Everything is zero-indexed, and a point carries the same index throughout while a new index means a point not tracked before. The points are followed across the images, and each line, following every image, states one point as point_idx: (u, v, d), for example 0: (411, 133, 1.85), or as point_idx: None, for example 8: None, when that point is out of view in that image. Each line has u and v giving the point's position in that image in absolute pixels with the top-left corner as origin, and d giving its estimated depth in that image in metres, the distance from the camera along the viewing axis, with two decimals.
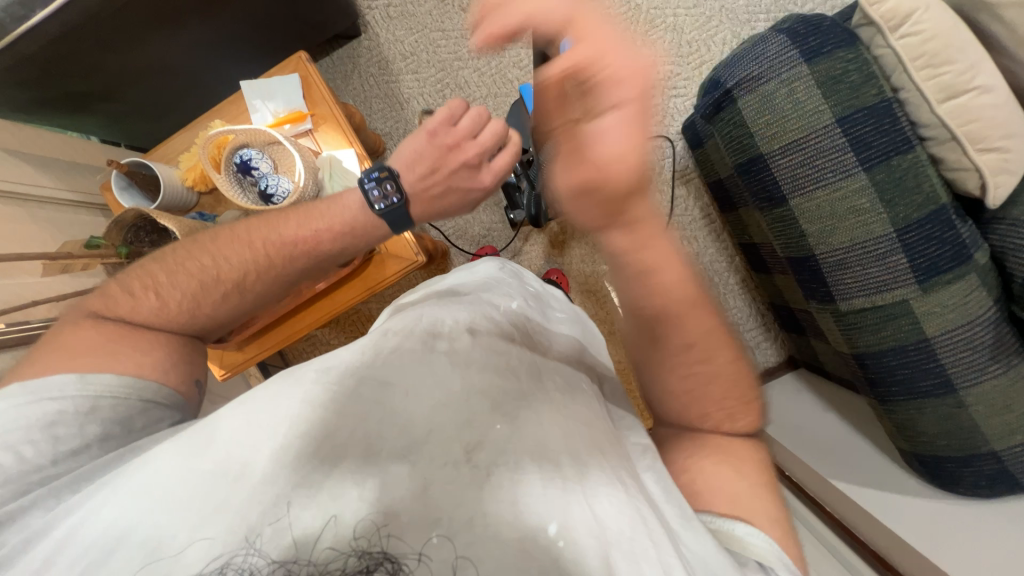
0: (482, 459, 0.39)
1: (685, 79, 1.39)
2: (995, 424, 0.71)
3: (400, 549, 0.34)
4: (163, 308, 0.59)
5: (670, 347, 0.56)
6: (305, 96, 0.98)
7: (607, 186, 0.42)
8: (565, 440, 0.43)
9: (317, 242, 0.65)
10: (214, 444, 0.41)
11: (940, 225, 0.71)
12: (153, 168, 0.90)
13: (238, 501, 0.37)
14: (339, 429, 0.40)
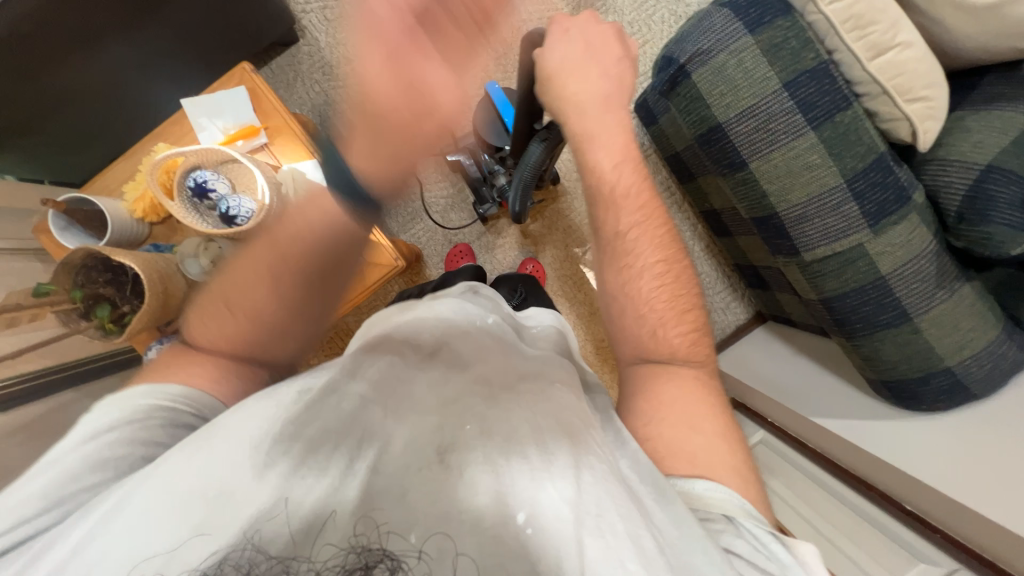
0: (452, 459, 0.42)
1: None
2: (947, 344, 0.80)
3: (400, 544, 0.36)
4: (224, 341, 0.65)
5: (631, 236, 0.66)
6: (256, 110, 0.93)
7: (579, 43, 0.68)
8: (533, 434, 0.46)
9: (305, 242, 0.67)
10: (210, 453, 0.43)
11: (880, 172, 0.78)
12: (96, 202, 0.83)
13: (219, 511, 0.39)
14: (324, 446, 0.43)
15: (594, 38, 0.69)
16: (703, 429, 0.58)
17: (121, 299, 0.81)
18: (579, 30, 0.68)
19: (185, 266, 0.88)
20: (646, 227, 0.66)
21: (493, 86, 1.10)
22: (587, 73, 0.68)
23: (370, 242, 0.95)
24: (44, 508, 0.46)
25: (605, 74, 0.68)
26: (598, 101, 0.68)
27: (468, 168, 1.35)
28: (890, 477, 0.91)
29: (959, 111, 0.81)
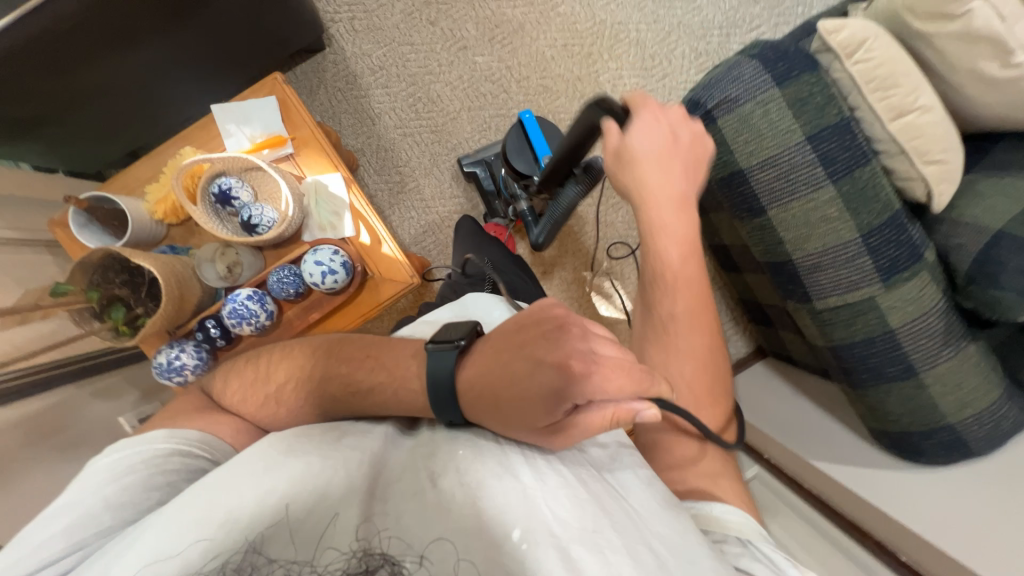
0: (445, 482, 0.46)
1: (650, 91, 1.48)
2: (950, 401, 0.81)
3: (399, 550, 0.41)
4: (249, 405, 0.62)
5: (680, 323, 0.65)
6: (284, 119, 0.93)
7: (664, 133, 0.68)
8: (525, 454, 0.50)
9: (371, 371, 0.59)
10: (221, 477, 0.47)
11: (894, 229, 0.80)
12: (118, 202, 0.83)
13: (224, 517, 0.43)
14: (317, 466, 0.47)
15: (680, 133, 0.69)
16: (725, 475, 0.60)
17: (135, 300, 0.81)
18: (665, 120, 0.69)
19: (201, 270, 0.88)
20: (693, 314, 0.65)
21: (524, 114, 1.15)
22: (668, 162, 0.68)
23: (388, 258, 0.95)
24: (62, 553, 0.47)
25: (681, 167, 0.68)
26: (672, 189, 0.68)
27: (484, 183, 1.37)
28: (886, 527, 0.92)
29: (972, 174, 0.83)
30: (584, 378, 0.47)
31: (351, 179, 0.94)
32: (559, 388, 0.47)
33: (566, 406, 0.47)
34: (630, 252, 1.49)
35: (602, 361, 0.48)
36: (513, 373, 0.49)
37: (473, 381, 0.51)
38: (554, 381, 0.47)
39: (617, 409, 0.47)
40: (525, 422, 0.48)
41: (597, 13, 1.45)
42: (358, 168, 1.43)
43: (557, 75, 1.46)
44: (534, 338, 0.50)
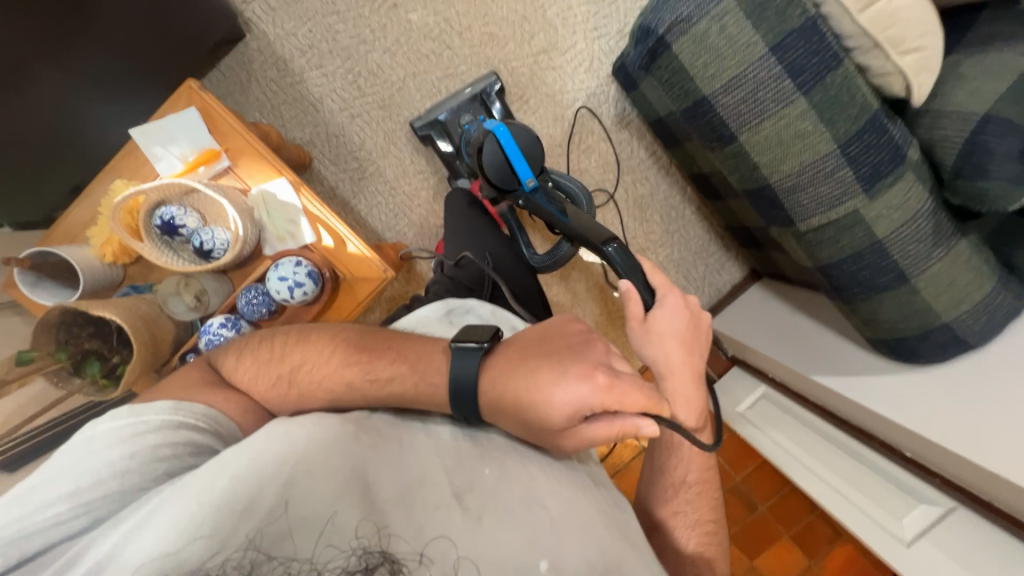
0: (471, 502, 0.52)
1: (604, 17, 1.36)
2: (944, 301, 0.80)
3: (400, 550, 0.46)
4: (262, 385, 0.63)
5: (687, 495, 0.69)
6: (211, 131, 0.86)
7: (680, 342, 0.65)
8: (549, 483, 0.57)
9: (390, 361, 0.62)
10: (241, 476, 0.49)
11: (875, 132, 0.75)
12: (61, 253, 0.79)
13: (236, 518, 0.46)
14: (339, 471, 0.50)
15: (693, 324, 0.67)
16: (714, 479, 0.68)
17: (109, 350, 0.79)
18: (679, 315, 0.66)
19: (168, 305, 0.85)
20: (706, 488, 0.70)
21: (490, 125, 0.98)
22: (682, 354, 0.66)
23: (357, 257, 0.91)
24: (67, 515, 0.50)
25: (695, 363, 0.66)
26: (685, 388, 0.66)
27: (442, 145, 1.33)
28: (890, 429, 0.95)
29: (954, 55, 0.77)
30: (606, 391, 0.52)
31: (298, 183, 0.88)
32: (582, 399, 0.51)
33: (581, 416, 0.52)
34: (609, 198, 1.46)
35: (621, 374, 0.53)
36: (537, 380, 0.53)
37: (497, 384, 0.56)
38: (580, 392, 0.51)
39: (623, 425, 0.52)
40: (540, 419, 0.53)
41: None
42: (313, 162, 1.36)
43: (501, 18, 1.33)
44: (558, 347, 0.56)
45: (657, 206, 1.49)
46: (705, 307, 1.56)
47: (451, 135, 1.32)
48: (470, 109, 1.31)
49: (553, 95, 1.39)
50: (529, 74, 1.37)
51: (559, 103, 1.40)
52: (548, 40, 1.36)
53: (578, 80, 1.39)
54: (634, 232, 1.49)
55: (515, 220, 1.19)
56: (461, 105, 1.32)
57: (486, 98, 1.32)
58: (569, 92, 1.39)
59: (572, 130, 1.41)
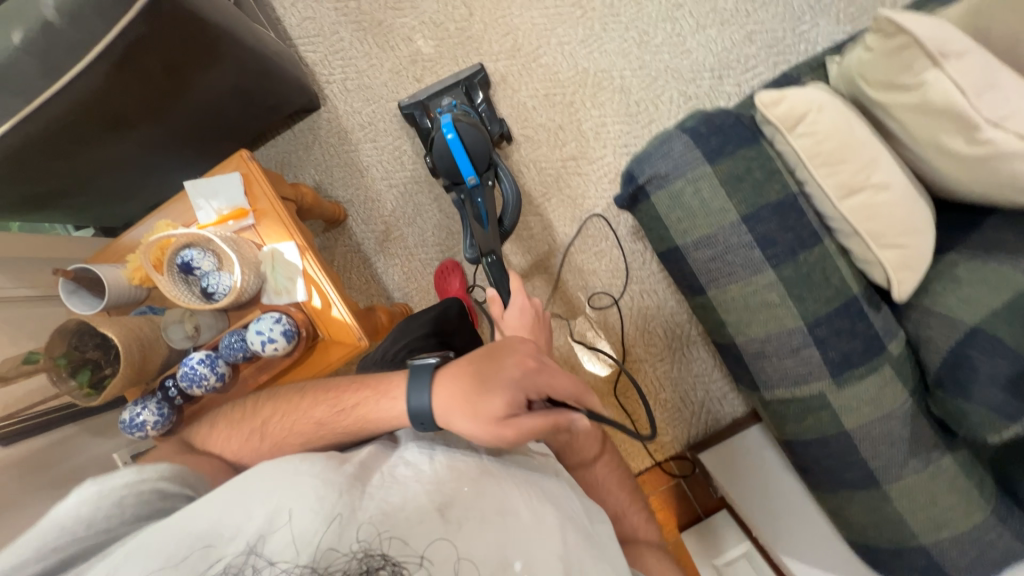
0: (454, 513, 0.53)
1: (636, 137, 1.44)
2: (920, 520, 0.70)
3: (397, 553, 0.49)
4: (235, 442, 0.71)
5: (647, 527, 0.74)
6: (247, 193, 1.00)
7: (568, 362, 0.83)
8: (523, 491, 0.58)
9: (348, 398, 0.69)
10: (237, 498, 0.54)
11: (849, 318, 0.71)
12: (99, 272, 0.94)
13: (246, 528, 0.51)
14: (322, 495, 0.53)
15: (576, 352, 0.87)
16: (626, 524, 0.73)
17: (105, 362, 0.89)
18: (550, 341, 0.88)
19: (167, 332, 0.96)
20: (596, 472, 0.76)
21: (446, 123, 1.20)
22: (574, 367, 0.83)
23: (337, 321, 0.99)
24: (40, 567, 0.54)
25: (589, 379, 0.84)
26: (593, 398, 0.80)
27: (424, 125, 1.43)
28: None
29: (952, 254, 0.73)
30: (537, 373, 0.62)
31: (304, 248, 0.99)
32: (517, 380, 0.60)
33: (521, 400, 0.60)
34: (613, 302, 1.46)
35: (546, 362, 0.63)
36: (481, 374, 0.61)
37: (448, 382, 0.62)
38: (516, 375, 0.61)
39: (559, 416, 0.60)
40: (488, 408, 0.59)
41: (579, 63, 1.44)
42: (347, 218, 1.51)
43: (539, 125, 1.46)
44: (496, 347, 0.64)
45: (663, 320, 1.46)
46: (698, 437, 1.45)
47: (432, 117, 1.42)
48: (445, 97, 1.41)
49: (574, 198, 1.46)
50: (554, 176, 1.46)
51: (579, 206, 1.46)
52: (578, 149, 1.45)
53: (601, 188, 1.45)
54: (633, 339, 1.46)
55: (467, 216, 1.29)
56: (444, 90, 1.43)
57: (467, 87, 1.42)
58: (590, 197, 1.46)
59: (588, 232, 1.47)
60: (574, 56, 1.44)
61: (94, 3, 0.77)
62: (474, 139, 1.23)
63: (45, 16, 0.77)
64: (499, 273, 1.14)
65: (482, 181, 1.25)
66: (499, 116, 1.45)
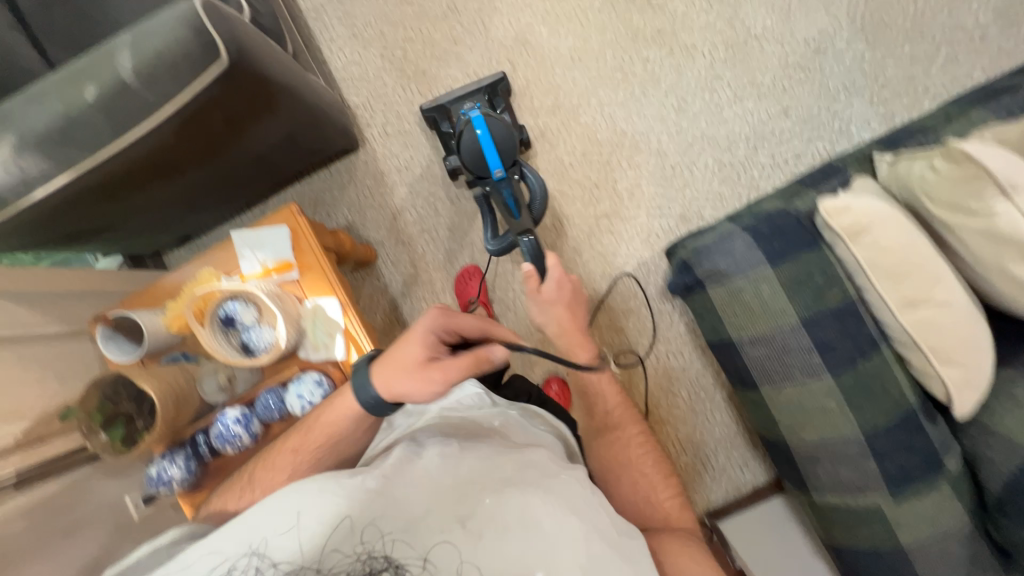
0: (471, 524, 0.62)
1: (670, 199, 1.45)
2: None
3: (404, 557, 0.59)
4: (241, 492, 0.81)
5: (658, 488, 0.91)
6: (293, 246, 1.00)
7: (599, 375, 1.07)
8: (533, 494, 0.65)
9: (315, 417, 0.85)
10: (266, 515, 0.63)
11: (908, 432, 0.71)
12: (138, 319, 0.93)
13: (277, 539, 0.61)
14: (339, 511, 0.62)
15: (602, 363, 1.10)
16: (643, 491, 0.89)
17: (138, 415, 0.87)
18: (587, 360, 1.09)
19: (202, 384, 0.95)
20: (636, 461, 0.94)
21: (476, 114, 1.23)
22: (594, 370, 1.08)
23: None
24: None
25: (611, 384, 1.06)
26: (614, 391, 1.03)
27: (442, 126, 1.39)
28: None
29: None
30: (448, 318, 0.84)
31: (347, 306, 0.98)
32: (428, 330, 0.82)
33: (434, 349, 0.81)
34: (638, 361, 1.46)
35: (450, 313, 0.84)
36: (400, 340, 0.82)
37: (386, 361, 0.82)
38: (430, 323, 0.82)
39: (475, 353, 0.82)
40: (413, 360, 0.80)
41: (618, 125, 1.47)
42: (376, 260, 1.51)
43: (574, 181, 1.48)
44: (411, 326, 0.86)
45: (688, 382, 1.45)
46: (718, 504, 1.43)
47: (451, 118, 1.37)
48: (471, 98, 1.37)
49: (606, 255, 1.47)
50: (587, 232, 1.47)
51: (610, 263, 1.47)
52: (612, 208, 1.47)
53: (632, 247, 1.46)
54: (657, 400, 1.45)
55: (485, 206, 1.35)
56: (467, 94, 1.38)
57: (490, 93, 1.39)
58: (621, 256, 1.47)
59: (617, 289, 1.47)
60: (613, 118, 1.47)
61: (170, 68, 0.78)
62: (502, 135, 1.25)
63: (122, 77, 0.78)
64: (531, 249, 1.21)
65: (507, 175, 1.26)
66: (520, 124, 1.46)
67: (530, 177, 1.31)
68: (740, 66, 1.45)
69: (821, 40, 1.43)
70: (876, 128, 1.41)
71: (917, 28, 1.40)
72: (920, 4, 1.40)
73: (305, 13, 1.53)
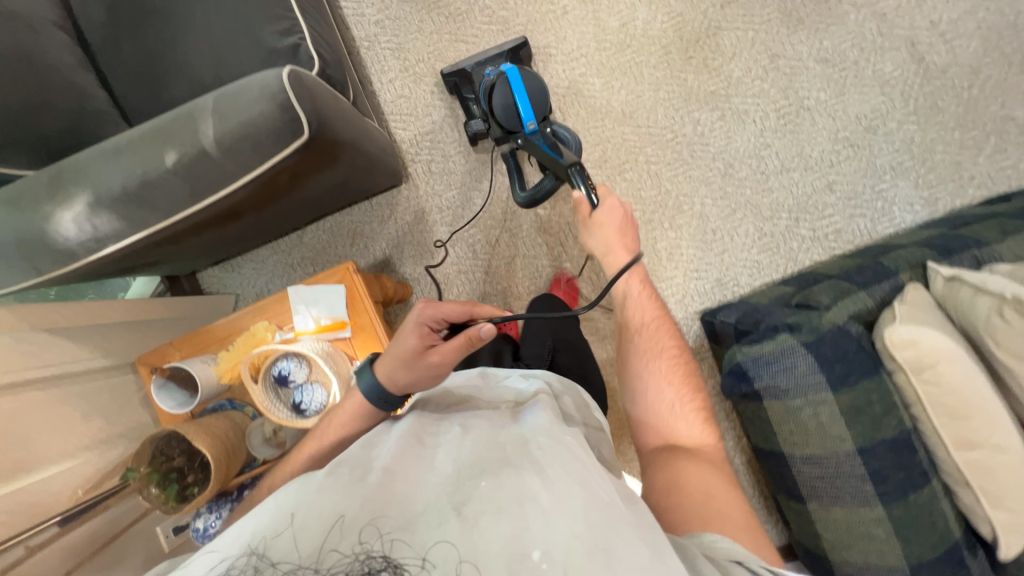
0: (467, 509, 0.50)
1: (708, 263, 1.46)
2: None
3: (401, 554, 0.46)
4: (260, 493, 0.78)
5: (679, 404, 0.83)
6: (348, 305, 1.01)
7: (649, 296, 0.95)
8: (540, 473, 0.54)
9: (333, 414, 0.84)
10: (250, 519, 0.53)
11: (950, 566, 0.73)
12: (192, 370, 0.94)
13: (255, 535, 0.50)
14: (325, 502, 0.51)
15: (649, 288, 0.95)
16: (671, 411, 0.82)
17: (189, 469, 0.89)
18: (642, 284, 0.96)
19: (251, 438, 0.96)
20: (664, 376, 0.85)
21: (509, 66, 1.26)
22: (632, 288, 0.96)
23: None
24: None
25: (654, 303, 0.94)
26: (656, 310, 0.93)
27: (465, 91, 1.43)
28: None
29: None
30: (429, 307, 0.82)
31: None
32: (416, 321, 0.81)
33: (426, 336, 0.80)
34: None
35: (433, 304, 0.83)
36: (395, 337, 0.83)
37: (385, 359, 0.81)
38: (415, 315, 0.81)
39: (467, 334, 0.79)
40: (407, 351, 0.79)
41: (663, 184, 1.47)
42: (411, 297, 1.51)
43: None
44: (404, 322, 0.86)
45: None
46: None
47: (473, 83, 1.42)
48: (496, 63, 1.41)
49: None
50: None
51: None
52: (649, 266, 1.47)
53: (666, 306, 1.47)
54: None
55: (513, 163, 1.38)
56: (489, 59, 1.42)
57: (512, 57, 1.42)
58: None
59: None
60: (659, 177, 1.47)
61: (252, 139, 0.78)
62: (535, 89, 1.26)
63: (204, 145, 0.78)
64: (584, 183, 1.07)
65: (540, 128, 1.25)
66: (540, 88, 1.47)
67: (563, 134, 1.32)
68: (789, 137, 1.45)
69: (872, 118, 1.43)
70: (918, 211, 1.41)
71: (968, 115, 1.40)
72: (975, 91, 1.40)
73: (358, 41, 1.52)
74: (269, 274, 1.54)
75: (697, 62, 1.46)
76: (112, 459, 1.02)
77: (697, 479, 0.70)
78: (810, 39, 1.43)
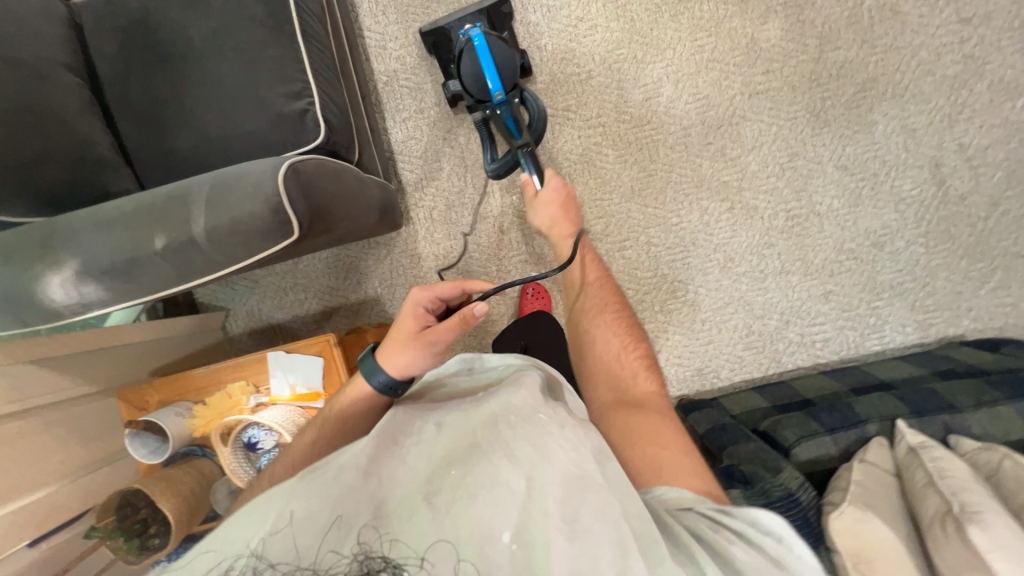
0: (441, 499, 0.51)
1: (692, 351, 1.46)
2: None
3: (400, 554, 0.47)
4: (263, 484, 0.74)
5: (621, 355, 0.88)
6: (324, 377, 1.03)
7: (596, 265, 1.03)
8: (507, 456, 0.55)
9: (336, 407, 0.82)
10: (242, 524, 0.52)
11: None
12: (164, 424, 0.97)
13: (250, 541, 0.49)
14: (311, 507, 0.51)
15: (594, 260, 1.04)
16: (614, 371, 0.86)
17: (153, 520, 0.92)
18: (590, 254, 1.04)
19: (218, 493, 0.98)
20: (608, 333, 0.90)
21: (475, 33, 1.21)
22: (581, 253, 1.04)
23: None
24: None
25: (597, 270, 1.02)
26: (599, 274, 1.01)
27: (443, 53, 1.40)
28: None
29: None
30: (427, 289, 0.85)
31: None
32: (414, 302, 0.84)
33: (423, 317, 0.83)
34: None
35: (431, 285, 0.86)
36: (396, 322, 0.85)
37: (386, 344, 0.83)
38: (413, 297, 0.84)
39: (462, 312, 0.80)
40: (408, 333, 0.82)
41: (660, 266, 1.45)
42: None
43: None
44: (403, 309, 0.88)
45: None
46: None
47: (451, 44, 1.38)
48: (474, 22, 1.35)
49: None
50: None
51: None
52: None
53: None
54: None
55: (485, 131, 1.40)
56: (468, 18, 1.36)
57: (492, 14, 1.36)
58: None
59: None
60: (657, 258, 1.45)
61: (241, 236, 0.78)
62: (502, 56, 1.24)
63: (194, 234, 0.78)
64: (532, 166, 1.16)
65: (507, 99, 1.24)
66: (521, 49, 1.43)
67: (529, 101, 1.36)
68: (795, 239, 1.43)
69: (882, 234, 1.41)
70: (909, 333, 1.40)
71: (979, 246, 1.38)
72: (990, 223, 1.37)
73: (377, 75, 1.49)
74: (260, 293, 1.55)
75: (715, 149, 1.43)
76: (83, 485, 1.06)
77: (646, 426, 0.73)
78: (833, 142, 1.40)
